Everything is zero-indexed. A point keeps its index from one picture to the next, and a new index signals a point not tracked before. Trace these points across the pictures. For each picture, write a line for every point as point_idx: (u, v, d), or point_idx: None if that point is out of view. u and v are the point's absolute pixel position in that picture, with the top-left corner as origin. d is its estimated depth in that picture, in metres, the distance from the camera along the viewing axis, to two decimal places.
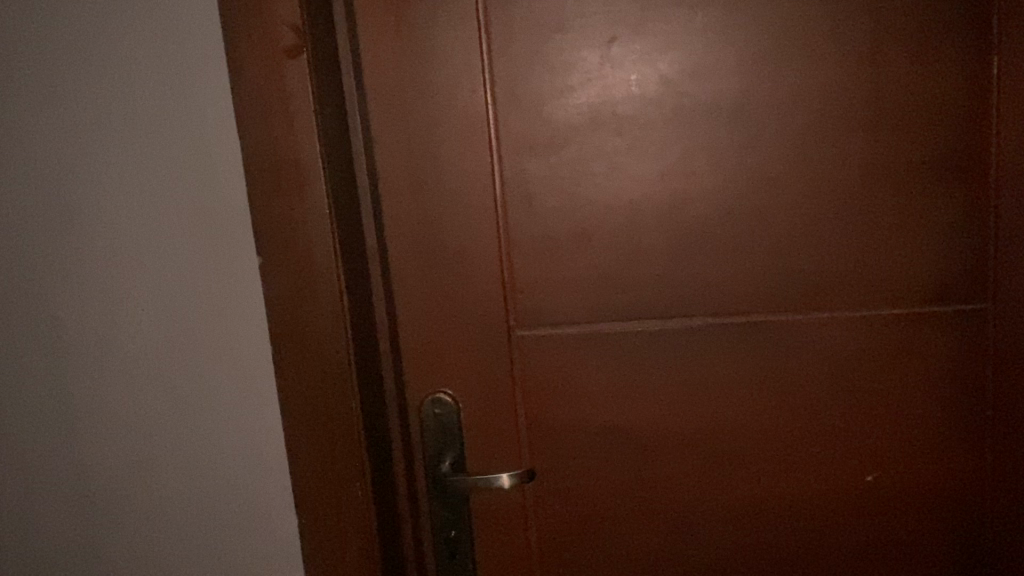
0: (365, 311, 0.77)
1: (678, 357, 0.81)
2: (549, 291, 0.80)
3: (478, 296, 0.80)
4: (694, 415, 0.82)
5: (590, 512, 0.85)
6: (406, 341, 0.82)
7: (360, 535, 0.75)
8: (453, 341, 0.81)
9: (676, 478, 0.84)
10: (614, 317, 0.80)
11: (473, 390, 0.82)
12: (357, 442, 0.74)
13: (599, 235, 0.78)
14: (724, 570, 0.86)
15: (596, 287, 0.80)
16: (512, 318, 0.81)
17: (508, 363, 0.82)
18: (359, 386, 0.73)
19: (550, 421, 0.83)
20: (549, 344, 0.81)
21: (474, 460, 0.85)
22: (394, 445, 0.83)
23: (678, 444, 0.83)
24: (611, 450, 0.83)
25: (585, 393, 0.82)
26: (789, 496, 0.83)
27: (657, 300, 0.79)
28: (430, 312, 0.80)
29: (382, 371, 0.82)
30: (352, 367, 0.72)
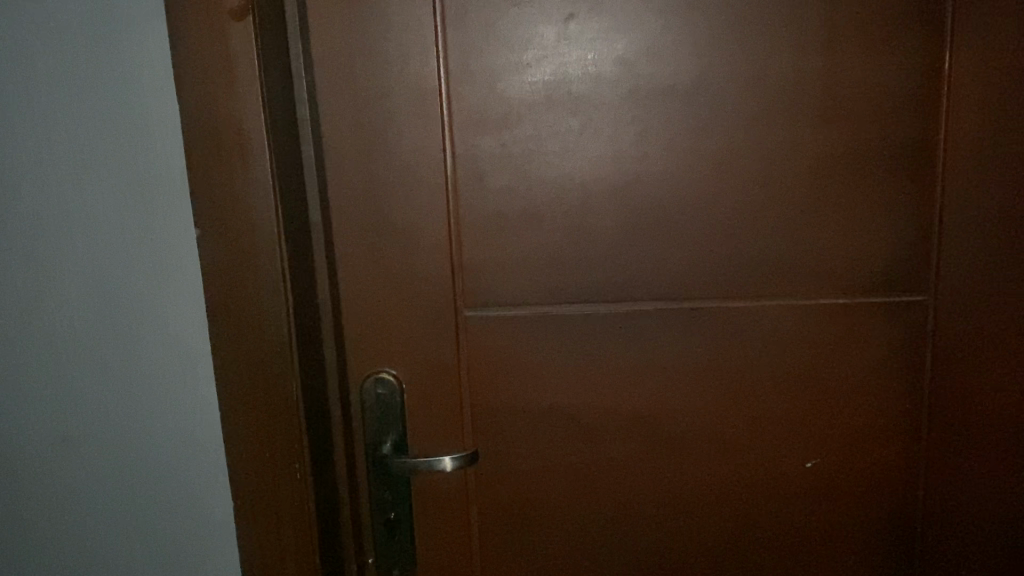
0: (308, 287, 0.74)
1: (625, 341, 0.80)
2: (498, 271, 0.79)
3: (426, 277, 0.78)
4: (638, 400, 0.82)
5: (535, 497, 0.84)
6: (349, 319, 0.79)
7: (297, 518, 0.73)
8: (398, 322, 0.79)
9: (621, 462, 0.83)
10: (564, 299, 0.79)
11: (418, 371, 0.81)
12: (296, 421, 0.71)
13: (550, 218, 0.77)
14: (664, 554, 0.86)
15: (546, 268, 0.78)
16: (460, 300, 0.79)
17: (454, 345, 0.80)
18: (300, 365, 0.71)
19: (494, 404, 0.82)
20: (496, 325, 0.80)
21: (416, 442, 0.83)
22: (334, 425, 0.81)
23: (621, 429, 0.83)
24: (557, 433, 0.83)
25: (532, 375, 0.81)
26: (732, 483, 0.84)
27: (607, 283, 0.79)
28: (376, 291, 0.78)
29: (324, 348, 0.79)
30: (292, 344, 0.69)
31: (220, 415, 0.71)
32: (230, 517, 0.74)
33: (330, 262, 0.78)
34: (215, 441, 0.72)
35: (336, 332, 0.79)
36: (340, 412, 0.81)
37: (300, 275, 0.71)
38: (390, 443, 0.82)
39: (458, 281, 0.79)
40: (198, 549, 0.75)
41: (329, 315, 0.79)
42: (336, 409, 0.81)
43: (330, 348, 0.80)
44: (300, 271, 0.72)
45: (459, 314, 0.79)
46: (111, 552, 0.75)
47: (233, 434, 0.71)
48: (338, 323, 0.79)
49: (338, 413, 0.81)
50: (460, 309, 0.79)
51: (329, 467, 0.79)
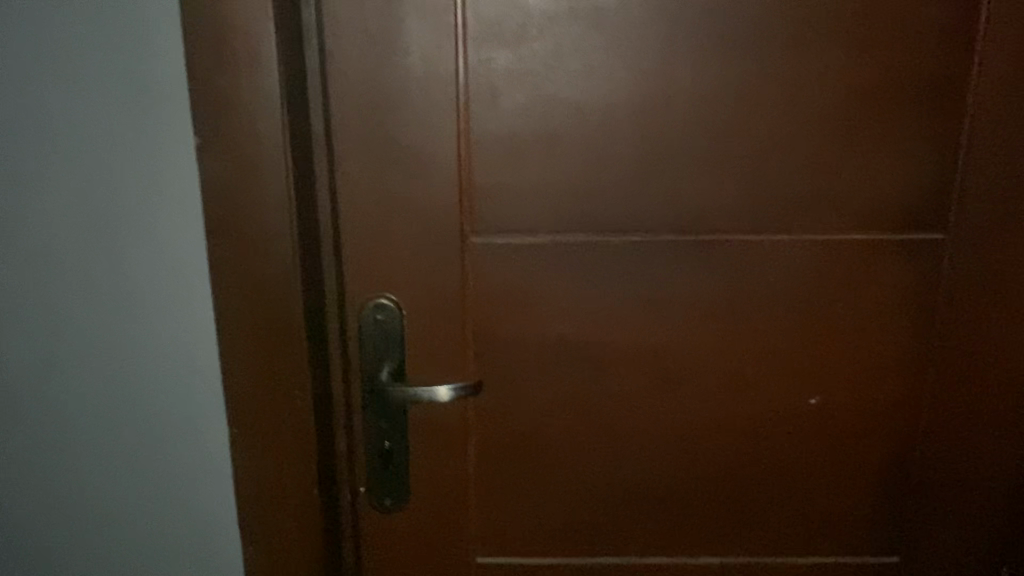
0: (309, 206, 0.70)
1: (636, 273, 0.78)
2: (508, 196, 0.75)
3: (432, 201, 0.74)
4: (646, 334, 0.80)
5: (534, 430, 0.83)
6: (349, 241, 0.75)
7: (296, 446, 0.70)
8: (399, 248, 0.76)
9: (624, 398, 0.82)
10: (576, 229, 0.76)
11: (420, 298, 0.78)
12: (298, 345, 0.68)
13: (565, 143, 0.74)
14: (663, 489, 0.85)
15: (559, 195, 0.75)
16: (467, 226, 0.76)
17: (458, 273, 0.77)
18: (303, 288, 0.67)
19: (496, 336, 0.79)
20: (503, 253, 0.77)
21: (415, 372, 0.80)
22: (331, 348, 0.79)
23: (628, 362, 0.81)
24: (561, 367, 0.80)
25: (539, 306, 0.78)
26: (736, 419, 0.83)
27: (621, 212, 0.76)
28: (379, 214, 0.74)
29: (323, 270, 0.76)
30: (297, 265, 0.66)
31: (218, 344, 0.67)
32: (226, 454, 0.70)
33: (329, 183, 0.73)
34: (211, 372, 0.68)
35: (335, 256, 0.76)
36: (336, 335, 0.79)
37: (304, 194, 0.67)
38: (387, 371, 0.79)
39: (465, 207, 0.75)
40: (190, 485, 0.72)
41: (327, 238, 0.75)
42: (332, 332, 0.79)
43: (328, 271, 0.76)
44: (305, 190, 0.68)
45: (465, 241, 0.76)
46: (95, 487, 0.72)
47: (231, 360, 0.67)
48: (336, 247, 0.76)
49: (334, 336, 0.79)
50: (466, 236, 0.76)
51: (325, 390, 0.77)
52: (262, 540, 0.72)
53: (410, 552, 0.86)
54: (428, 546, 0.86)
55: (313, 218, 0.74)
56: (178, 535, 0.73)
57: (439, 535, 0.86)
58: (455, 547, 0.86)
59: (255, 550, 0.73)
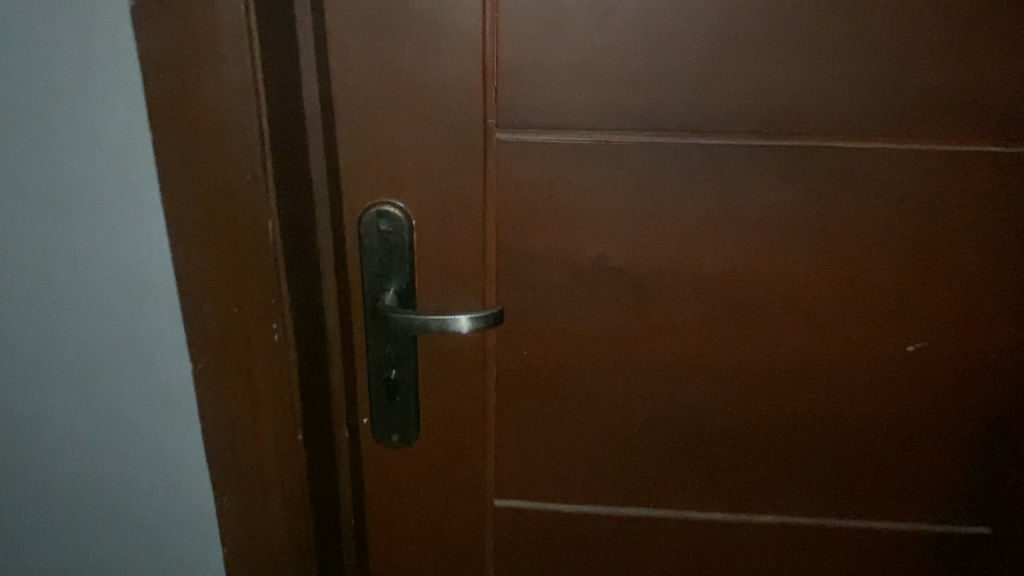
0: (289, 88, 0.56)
1: (700, 185, 0.62)
2: (542, 81, 0.60)
3: (448, 82, 0.59)
4: (708, 261, 0.65)
5: (565, 363, 0.70)
6: (344, 133, 0.61)
7: (272, 384, 0.58)
8: (407, 140, 0.61)
9: (676, 332, 0.68)
10: (626, 127, 0.61)
11: (433, 205, 0.64)
12: (270, 267, 0.54)
13: (619, 11, 0.57)
14: (715, 440, 0.72)
15: (607, 83, 0.59)
16: (492, 115, 0.61)
17: (479, 174, 0.62)
18: (279, 195, 0.53)
19: (524, 251, 0.65)
20: (534, 153, 0.62)
21: (425, 292, 0.67)
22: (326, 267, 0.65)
23: (683, 293, 0.66)
24: (600, 292, 0.67)
25: (577, 221, 0.64)
26: (809, 365, 0.68)
27: (684, 107, 0.60)
28: (381, 97, 0.60)
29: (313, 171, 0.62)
30: (268, 166, 0.52)
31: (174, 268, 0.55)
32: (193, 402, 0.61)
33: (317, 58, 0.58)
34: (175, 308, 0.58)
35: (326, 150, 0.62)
36: (328, 250, 0.65)
37: (280, 71, 0.53)
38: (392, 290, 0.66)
39: (490, 91, 0.60)
40: (156, 423, 0.62)
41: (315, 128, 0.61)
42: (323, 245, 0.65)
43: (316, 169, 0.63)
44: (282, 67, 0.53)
45: (489, 134, 0.61)
46: (59, 426, 0.64)
47: (190, 280, 0.54)
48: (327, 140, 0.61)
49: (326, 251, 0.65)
50: (491, 128, 0.61)
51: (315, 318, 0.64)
52: (236, 488, 0.61)
53: (418, 494, 0.75)
54: (438, 488, 0.75)
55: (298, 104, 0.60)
56: (150, 484, 0.65)
57: (451, 475, 0.74)
58: (469, 489, 0.75)
59: (229, 500, 0.62)
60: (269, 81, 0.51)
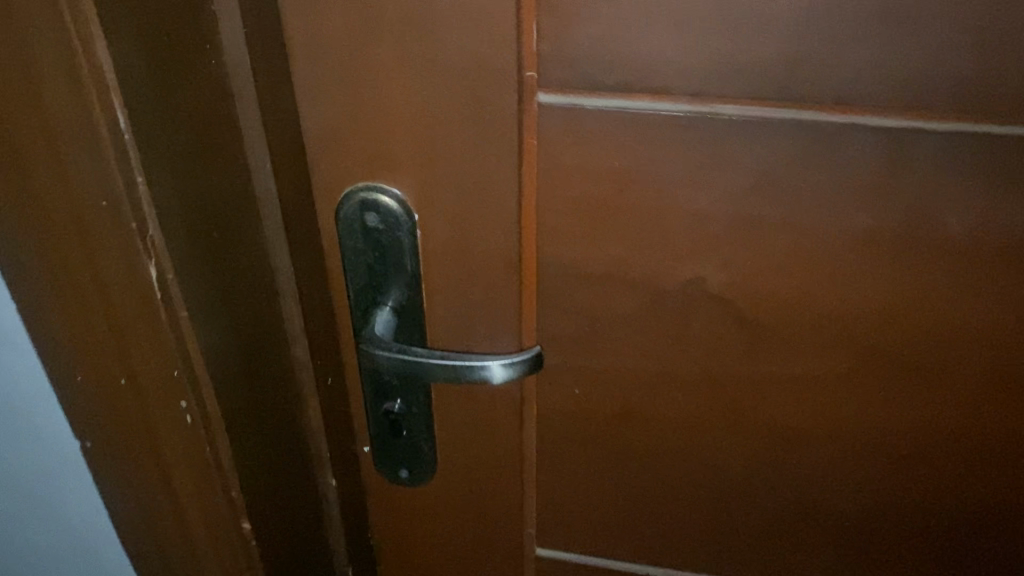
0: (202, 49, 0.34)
1: (851, 189, 0.40)
2: (610, 29, 0.37)
3: (465, 20, 0.37)
4: (859, 296, 0.43)
5: (635, 407, 0.50)
6: (312, 95, 0.41)
7: (195, 474, 0.40)
8: (406, 103, 0.41)
9: (804, 382, 0.47)
10: (742, 100, 0.38)
11: (444, 198, 0.44)
12: (163, 335, 0.35)
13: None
14: (844, 519, 0.52)
15: (717, 33, 0.36)
16: (532, 67, 0.39)
17: (514, 156, 0.41)
18: (171, 231, 0.34)
19: (579, 265, 0.45)
20: (596, 135, 0.40)
21: (435, 312, 0.48)
22: (293, 299, 0.44)
23: (820, 337, 0.45)
24: (689, 324, 0.46)
25: (655, 232, 0.43)
26: (994, 440, 0.47)
27: (842, 75, 0.37)
28: (363, 44, 0.39)
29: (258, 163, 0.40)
30: (142, 195, 0.32)
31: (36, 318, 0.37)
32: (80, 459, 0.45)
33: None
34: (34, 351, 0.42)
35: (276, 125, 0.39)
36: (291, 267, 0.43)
37: (172, 19, 0.32)
38: (388, 307, 0.47)
39: (529, 30, 0.38)
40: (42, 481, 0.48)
41: (250, 95, 0.38)
42: (280, 262, 0.43)
43: (256, 158, 0.39)
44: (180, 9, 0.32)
45: (530, 97, 0.40)
46: None
47: (65, 334, 0.37)
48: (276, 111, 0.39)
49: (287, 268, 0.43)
50: (531, 88, 0.39)
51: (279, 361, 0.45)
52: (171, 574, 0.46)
53: (435, 545, 0.58)
54: (462, 542, 0.58)
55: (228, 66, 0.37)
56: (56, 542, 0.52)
57: (477, 527, 0.57)
58: (501, 544, 0.58)
59: None
60: (129, 43, 0.29)
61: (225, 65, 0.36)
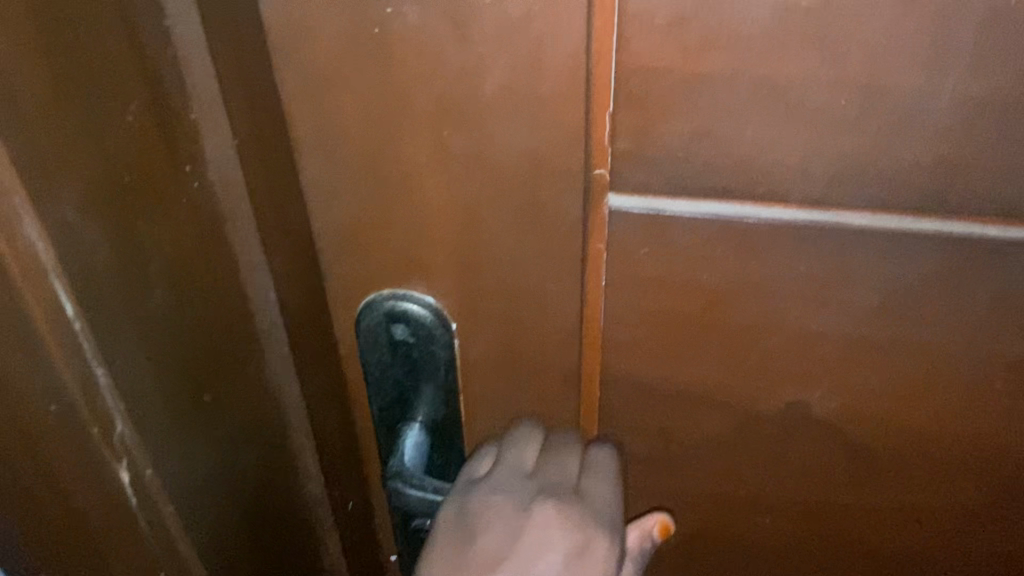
0: (180, 177, 0.26)
1: (1008, 320, 0.31)
2: (708, 131, 0.28)
3: (520, 113, 0.29)
4: (1011, 439, 0.35)
5: (716, 536, 0.42)
6: (323, 196, 0.33)
7: None
8: (444, 202, 0.32)
9: (925, 519, 0.38)
10: (877, 213, 0.30)
11: (487, 311, 0.36)
12: (139, 536, 0.28)
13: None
14: None
15: (850, 138, 0.28)
16: (602, 164, 0.30)
17: (577, 266, 0.33)
18: (143, 426, 0.25)
19: (655, 384, 0.36)
20: (685, 246, 0.32)
21: (476, 426, 0.40)
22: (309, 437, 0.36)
23: (958, 480, 0.37)
24: (786, 450, 0.37)
25: (751, 355, 0.35)
26: None
27: (1010, 187, 0.28)
28: (388, 141, 0.31)
29: (261, 292, 0.31)
30: (101, 394, 0.24)
31: None
32: None
33: (226, 83, 0.26)
34: None
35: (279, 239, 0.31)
36: (303, 403, 0.35)
37: (132, 153, 0.24)
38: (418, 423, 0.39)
39: (600, 123, 0.29)
40: None
41: (245, 216, 0.29)
42: (291, 400, 0.34)
43: (258, 286, 0.31)
44: (144, 133, 0.24)
45: (598, 199, 0.31)
46: None
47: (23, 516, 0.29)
48: (279, 220, 0.31)
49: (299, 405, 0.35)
50: (600, 189, 0.31)
51: (291, 508, 0.37)
52: None
53: None
54: None
55: (219, 184, 0.28)
56: None
57: None
58: None
59: None
60: (69, 211, 0.21)
61: (212, 182, 0.28)
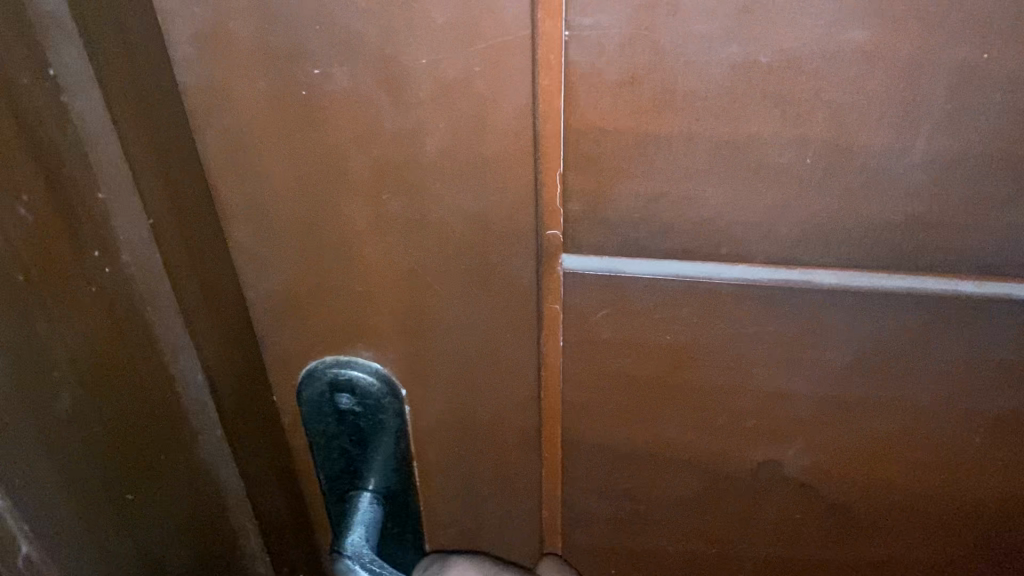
0: (88, 262, 0.24)
1: (984, 375, 0.30)
2: (667, 191, 0.27)
3: (465, 175, 0.27)
4: (988, 494, 0.33)
5: None
6: (257, 262, 0.30)
7: None
8: (388, 270, 0.30)
9: (902, 574, 0.37)
10: (846, 271, 0.28)
11: (438, 377, 0.33)
12: None
13: (883, 17, 0.22)
14: None
15: (817, 197, 0.26)
16: (555, 225, 0.28)
17: (532, 330, 0.31)
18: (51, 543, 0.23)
19: (620, 445, 0.35)
20: (646, 307, 0.30)
21: (431, 492, 0.38)
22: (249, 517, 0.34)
23: (934, 534, 0.35)
24: (757, 508, 0.36)
25: (718, 414, 0.33)
26: None
27: (983, 244, 0.27)
28: (325, 208, 0.29)
29: (189, 372, 0.29)
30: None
31: None
32: None
33: (138, 158, 0.24)
34: None
35: (208, 315, 0.29)
36: (241, 482, 0.32)
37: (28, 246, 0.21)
38: (370, 491, 0.37)
39: (551, 183, 0.27)
40: None
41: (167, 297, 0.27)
42: (225, 481, 0.32)
43: (186, 367, 0.29)
44: (42, 222, 0.22)
45: (552, 261, 0.29)
46: None
47: None
48: (207, 295, 0.29)
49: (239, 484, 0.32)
50: (553, 250, 0.29)
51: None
52: None
53: None
54: None
55: (135, 263, 0.26)
56: None
57: None
58: None
59: None
60: None
61: (127, 263, 0.25)
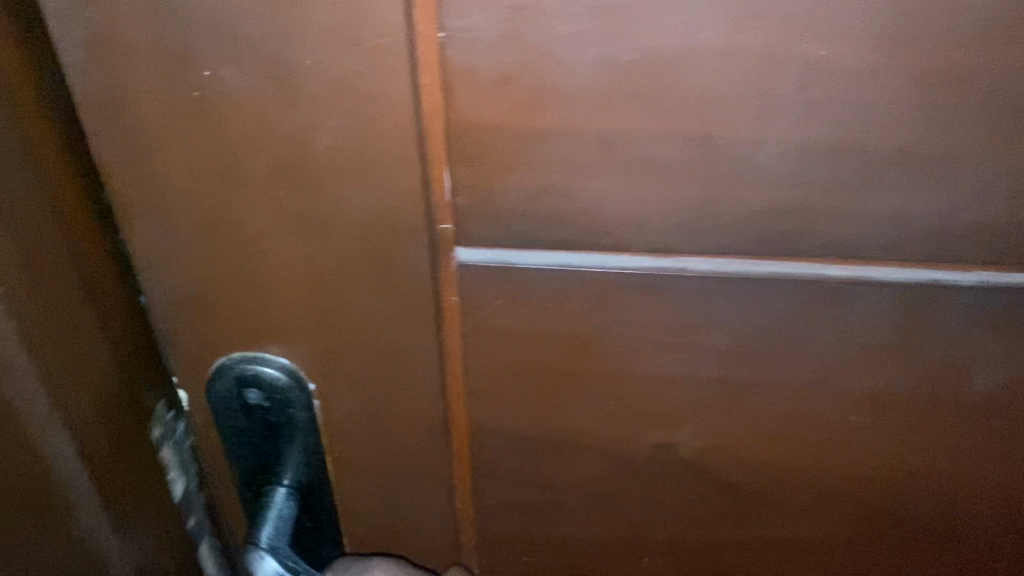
0: None
1: (855, 355, 0.32)
2: (547, 184, 0.28)
3: (354, 172, 0.28)
4: (869, 468, 0.35)
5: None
6: (159, 261, 0.31)
7: None
8: (289, 267, 0.31)
9: (798, 549, 0.39)
10: (721, 257, 0.30)
11: (345, 370, 0.34)
12: None
13: (729, 19, 0.24)
14: None
15: (686, 187, 0.28)
16: (446, 219, 0.29)
17: (431, 321, 0.33)
18: None
19: (524, 433, 0.36)
20: (538, 296, 0.31)
21: (345, 485, 0.39)
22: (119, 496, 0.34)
23: (824, 509, 0.37)
24: (658, 490, 0.37)
25: (614, 399, 0.34)
26: None
27: (842, 230, 0.29)
28: (222, 207, 0.29)
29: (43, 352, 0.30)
30: None
31: None
32: None
33: None
34: None
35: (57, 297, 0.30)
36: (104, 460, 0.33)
37: None
38: (285, 486, 0.38)
39: (439, 179, 0.28)
40: None
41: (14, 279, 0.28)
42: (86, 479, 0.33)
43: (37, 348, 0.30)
44: None
45: (446, 255, 0.31)
46: None
47: None
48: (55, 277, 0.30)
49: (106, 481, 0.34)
50: (446, 244, 0.30)
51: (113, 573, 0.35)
52: None
53: None
54: None
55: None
56: None
57: None
58: None
59: None
60: None
61: None
